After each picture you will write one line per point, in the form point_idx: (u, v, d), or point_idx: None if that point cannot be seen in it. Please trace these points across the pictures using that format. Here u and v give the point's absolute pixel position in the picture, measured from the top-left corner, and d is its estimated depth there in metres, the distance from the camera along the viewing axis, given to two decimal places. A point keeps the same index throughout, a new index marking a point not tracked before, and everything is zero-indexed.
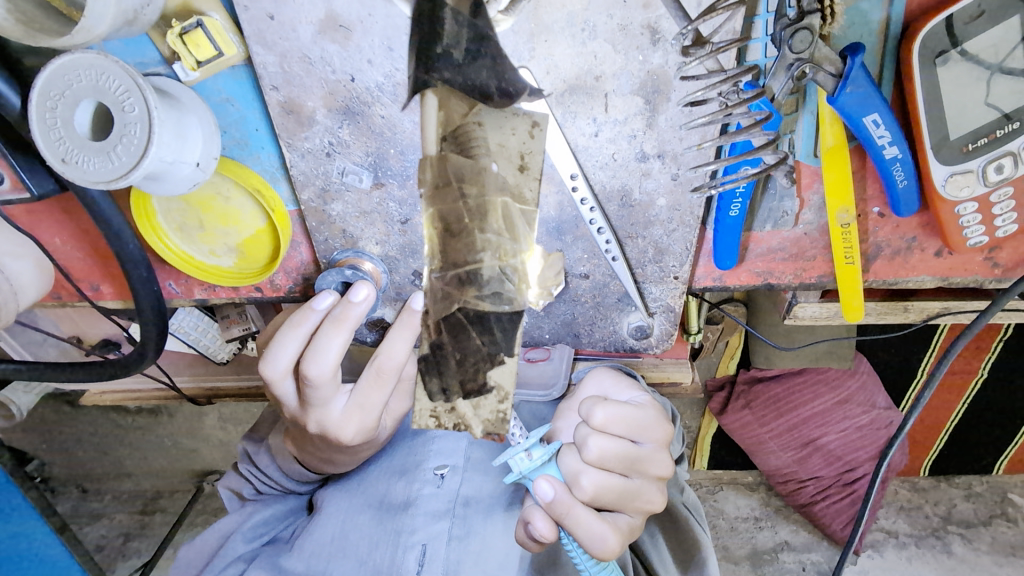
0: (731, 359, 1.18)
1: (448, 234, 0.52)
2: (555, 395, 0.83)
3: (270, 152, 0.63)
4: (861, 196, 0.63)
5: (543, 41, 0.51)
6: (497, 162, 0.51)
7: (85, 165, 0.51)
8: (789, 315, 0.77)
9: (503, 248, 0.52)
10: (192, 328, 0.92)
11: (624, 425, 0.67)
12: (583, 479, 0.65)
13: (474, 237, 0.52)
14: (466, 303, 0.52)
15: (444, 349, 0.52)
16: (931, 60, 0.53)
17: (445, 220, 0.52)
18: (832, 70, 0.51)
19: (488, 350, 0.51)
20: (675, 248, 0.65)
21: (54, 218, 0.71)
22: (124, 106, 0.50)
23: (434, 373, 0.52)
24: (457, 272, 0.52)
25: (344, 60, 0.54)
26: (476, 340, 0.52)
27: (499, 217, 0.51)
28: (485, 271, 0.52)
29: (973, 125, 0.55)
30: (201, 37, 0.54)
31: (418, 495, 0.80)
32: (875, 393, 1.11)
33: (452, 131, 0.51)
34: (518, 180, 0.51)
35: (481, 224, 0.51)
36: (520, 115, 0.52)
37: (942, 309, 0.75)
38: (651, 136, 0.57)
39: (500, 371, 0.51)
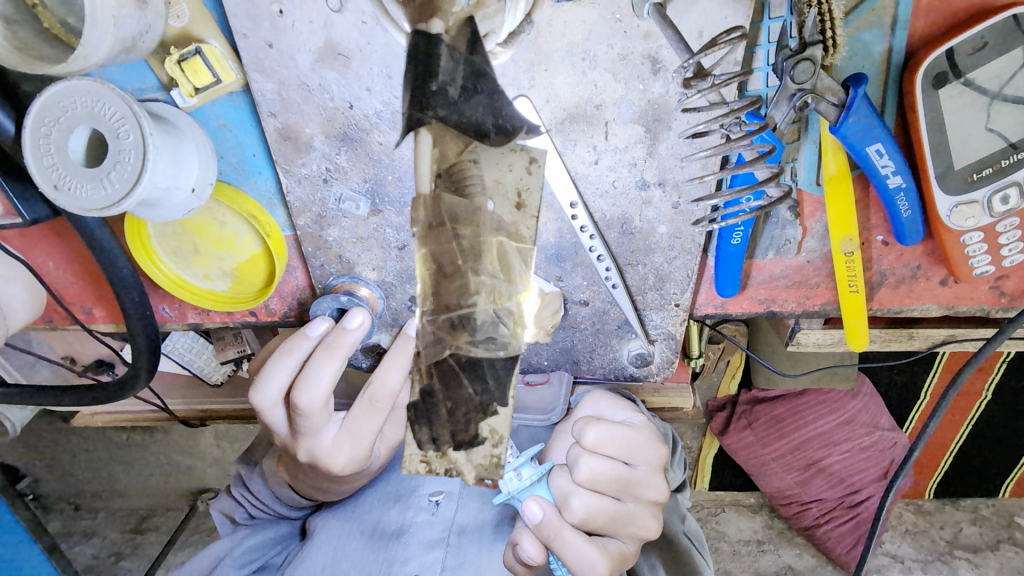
0: (731, 380, 1.17)
1: (439, 275, 0.43)
2: (555, 420, 0.78)
3: (267, 177, 0.63)
4: (865, 224, 0.62)
5: (542, 70, 0.51)
6: (494, 200, 0.42)
7: (78, 193, 0.50)
8: (792, 342, 0.76)
9: (499, 290, 0.43)
10: (187, 349, 0.91)
11: (617, 445, 0.65)
12: (574, 501, 0.64)
13: (467, 280, 0.43)
14: (458, 349, 0.44)
15: (434, 396, 0.45)
16: (935, 90, 0.52)
17: (438, 262, 0.43)
18: (834, 100, 0.51)
19: (481, 400, 0.45)
20: (676, 275, 0.64)
21: (47, 241, 0.70)
22: (119, 133, 0.50)
23: (423, 423, 0.45)
24: (450, 316, 0.44)
25: (343, 88, 0.53)
26: (469, 388, 0.45)
27: (494, 258, 0.43)
28: (479, 316, 0.43)
29: (978, 155, 0.54)
30: (199, 64, 0.54)
31: (412, 522, 0.78)
32: (879, 414, 1.10)
33: (444, 161, 0.41)
34: (515, 218, 0.42)
35: (474, 267, 0.43)
36: (518, 150, 0.42)
37: (948, 337, 0.73)
38: (652, 164, 0.56)
39: (496, 416, 0.45)
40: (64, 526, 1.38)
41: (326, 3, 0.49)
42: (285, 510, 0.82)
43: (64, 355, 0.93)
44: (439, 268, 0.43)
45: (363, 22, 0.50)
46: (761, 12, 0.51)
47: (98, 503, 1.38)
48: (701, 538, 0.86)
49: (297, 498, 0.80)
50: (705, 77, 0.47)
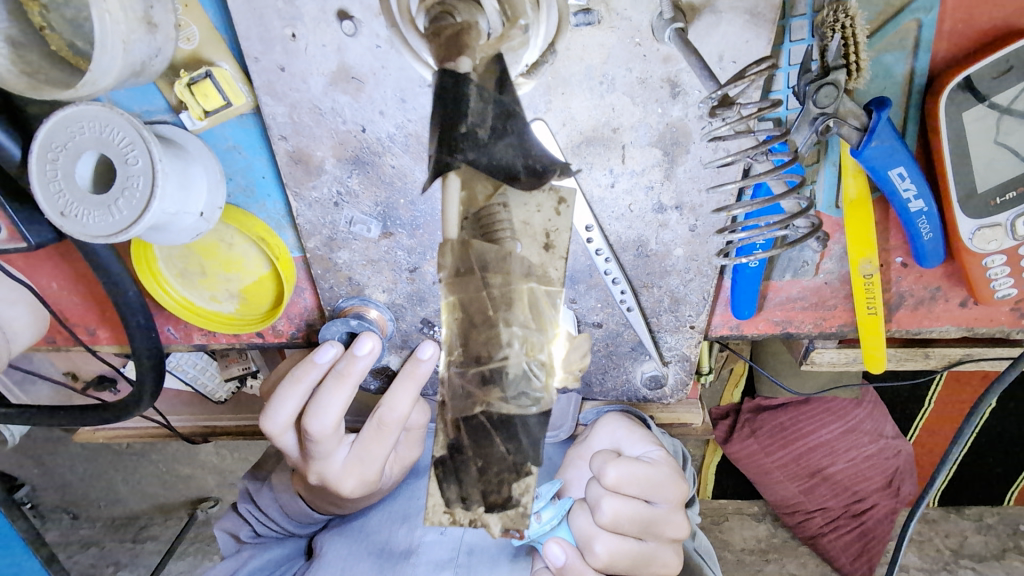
0: (735, 388, 1.18)
1: (468, 325, 0.42)
2: (563, 437, 0.81)
3: (276, 200, 0.61)
4: (884, 246, 0.61)
5: (559, 94, 0.50)
6: (522, 242, 0.41)
7: (86, 220, 0.49)
8: (806, 361, 0.78)
9: (531, 341, 0.43)
10: (191, 366, 0.92)
11: (638, 485, 0.63)
12: (597, 545, 0.63)
13: (497, 331, 0.42)
14: (490, 406, 0.43)
15: (463, 453, 0.44)
16: (957, 115, 0.51)
17: (468, 314, 0.42)
18: (857, 124, 0.50)
19: (514, 459, 0.44)
20: (692, 297, 0.63)
21: (51, 262, 0.69)
22: (128, 158, 0.49)
23: (452, 482, 0.44)
24: (480, 370, 0.43)
25: (356, 111, 0.52)
26: (501, 446, 0.44)
27: (525, 306, 0.42)
28: (511, 369, 0.42)
29: (1000, 179, 0.53)
30: (210, 87, 0.53)
31: (420, 542, 0.77)
32: (884, 423, 1.08)
33: (472, 206, 0.40)
34: (544, 260, 0.42)
35: (505, 316, 0.42)
36: (547, 190, 0.41)
37: (965, 355, 0.71)
38: (669, 187, 0.55)
39: (530, 476, 0.44)
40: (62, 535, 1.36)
41: (340, 27, 0.48)
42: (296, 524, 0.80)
43: (65, 372, 0.92)
44: (468, 318, 0.42)
45: (377, 45, 0.49)
46: (783, 34, 0.50)
47: (97, 511, 1.36)
48: (712, 557, 0.85)
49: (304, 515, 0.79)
50: (731, 106, 0.46)
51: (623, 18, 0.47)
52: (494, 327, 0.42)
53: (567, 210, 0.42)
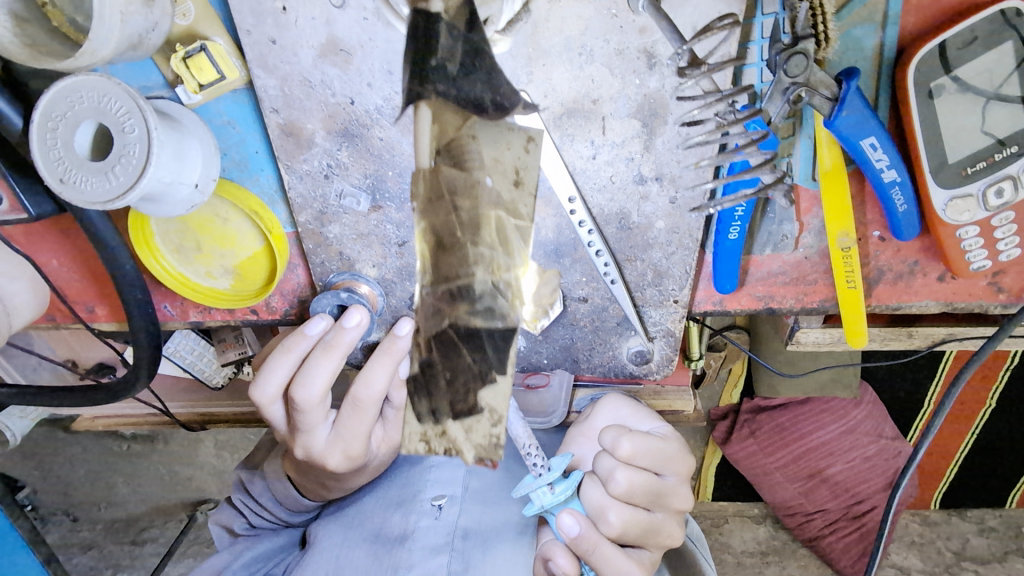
0: (733, 389, 1.17)
1: (438, 247, 0.44)
2: (555, 421, 0.90)
3: (269, 174, 0.63)
4: (861, 219, 0.63)
5: (540, 65, 0.52)
6: (492, 176, 0.43)
7: (83, 186, 0.51)
8: (792, 341, 0.81)
9: (498, 263, 0.45)
10: (188, 351, 0.95)
11: (650, 456, 0.66)
12: (611, 515, 0.64)
13: (466, 252, 0.44)
14: (457, 320, 0.45)
15: (433, 367, 0.46)
16: (927, 85, 0.53)
17: (437, 235, 0.44)
18: (828, 94, 0.52)
19: (480, 369, 0.46)
20: (674, 271, 0.64)
21: (51, 238, 0.71)
22: (125, 127, 0.51)
23: (422, 395, 0.46)
24: (448, 287, 0.45)
25: (344, 84, 0.54)
26: (468, 358, 0.46)
27: (493, 231, 0.44)
28: (477, 286, 0.45)
29: (971, 149, 0.55)
30: (204, 60, 0.55)
31: (414, 528, 0.78)
32: (882, 423, 1.10)
33: (442, 136, 0.42)
34: (513, 195, 0.43)
35: (473, 239, 0.43)
36: (516, 129, 0.44)
37: (948, 334, 0.78)
38: (649, 159, 0.57)
39: (493, 391, 0.45)
40: (63, 537, 1.35)
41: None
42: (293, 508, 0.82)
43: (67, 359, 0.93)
44: (436, 240, 0.44)
45: (364, 17, 0.51)
46: (755, 8, 0.51)
47: (96, 514, 1.36)
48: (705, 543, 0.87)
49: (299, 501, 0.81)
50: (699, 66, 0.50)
51: None
52: (461, 249, 0.44)
53: (536, 149, 0.44)
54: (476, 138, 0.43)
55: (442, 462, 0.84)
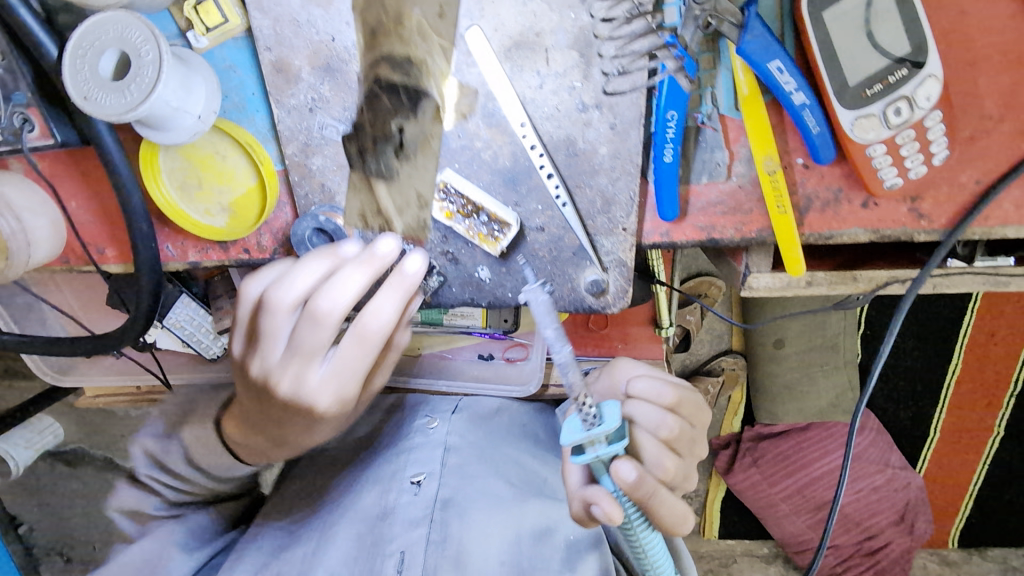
0: (734, 416, 1.46)
1: (371, 36, 0.66)
2: (531, 388, 1.13)
3: (262, 115, 0.73)
4: (784, 147, 0.70)
5: (490, 3, 0.65)
6: (421, 5, 0.65)
7: (103, 101, 0.61)
8: (745, 287, 0.85)
9: (418, 51, 0.67)
10: (187, 323, 0.99)
11: (688, 407, 0.80)
12: (663, 457, 0.74)
13: (394, 34, 0.66)
14: (379, 76, 0.68)
15: (362, 125, 0.70)
16: (820, 15, 0.62)
17: (371, 25, 0.66)
18: (734, 20, 0.62)
19: (396, 111, 0.69)
20: (620, 197, 0.71)
21: (73, 181, 0.80)
22: (142, 53, 0.61)
23: (353, 141, 0.70)
24: (375, 56, 0.67)
25: (327, 23, 0.66)
26: (387, 103, 0.69)
27: (414, 26, 0.66)
28: (398, 53, 0.67)
29: (867, 72, 0.63)
30: (213, 6, 0.67)
31: (398, 504, 0.99)
32: (887, 455, 1.38)
33: None
34: (438, 22, 0.66)
35: (398, 26, 0.66)
36: None
37: (890, 278, 0.83)
38: (588, 87, 0.66)
39: (401, 122, 0.69)
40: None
41: None
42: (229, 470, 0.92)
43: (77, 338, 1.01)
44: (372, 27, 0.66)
45: None
46: None
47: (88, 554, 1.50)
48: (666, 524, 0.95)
49: (232, 465, 0.91)
50: None
51: None
52: (390, 33, 0.66)
53: None
54: None
55: (421, 446, 1.06)
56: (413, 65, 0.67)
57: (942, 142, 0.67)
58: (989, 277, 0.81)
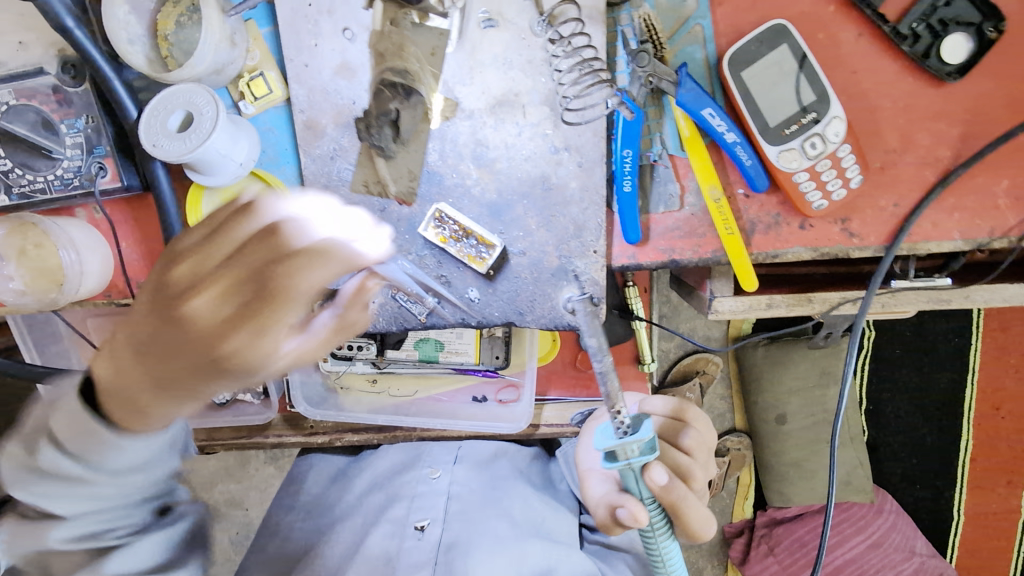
0: (744, 499, 1.52)
1: (377, 58, 0.81)
2: (521, 424, 1.17)
3: (291, 166, 0.87)
4: (727, 180, 0.84)
5: (478, 72, 0.81)
6: (416, 45, 0.81)
7: (168, 147, 0.76)
8: (712, 311, 0.95)
9: (416, 75, 0.81)
10: None
11: (706, 429, 0.94)
12: (688, 470, 0.89)
13: (398, 61, 0.81)
14: (382, 80, 0.81)
15: (369, 116, 0.82)
16: (740, 72, 0.78)
17: (379, 49, 0.81)
18: (670, 80, 0.79)
19: (398, 108, 0.82)
20: (590, 224, 0.84)
21: (126, 224, 0.93)
22: (202, 112, 0.77)
23: (364, 129, 0.82)
24: (382, 72, 0.81)
25: (350, 90, 0.82)
26: (392, 104, 0.82)
27: (413, 56, 0.81)
28: (402, 71, 0.81)
29: (784, 115, 0.79)
30: (261, 83, 0.84)
31: (403, 548, 1.08)
32: (913, 539, 1.42)
33: (388, 13, 0.80)
34: (429, 59, 0.81)
35: (401, 56, 0.81)
36: (434, 28, 0.80)
37: (842, 299, 0.92)
38: (558, 134, 0.81)
39: (404, 118, 0.82)
40: None
41: (344, 37, 0.81)
42: (133, 461, 0.59)
43: None
44: (379, 55, 0.81)
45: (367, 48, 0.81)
46: (614, 22, 0.81)
47: None
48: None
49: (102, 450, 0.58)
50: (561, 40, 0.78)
51: (512, 23, 0.80)
52: (395, 59, 0.81)
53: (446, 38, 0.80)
54: (409, 16, 0.80)
55: (425, 494, 1.14)
56: (409, 75, 0.81)
57: (855, 169, 0.80)
58: (931, 295, 0.90)
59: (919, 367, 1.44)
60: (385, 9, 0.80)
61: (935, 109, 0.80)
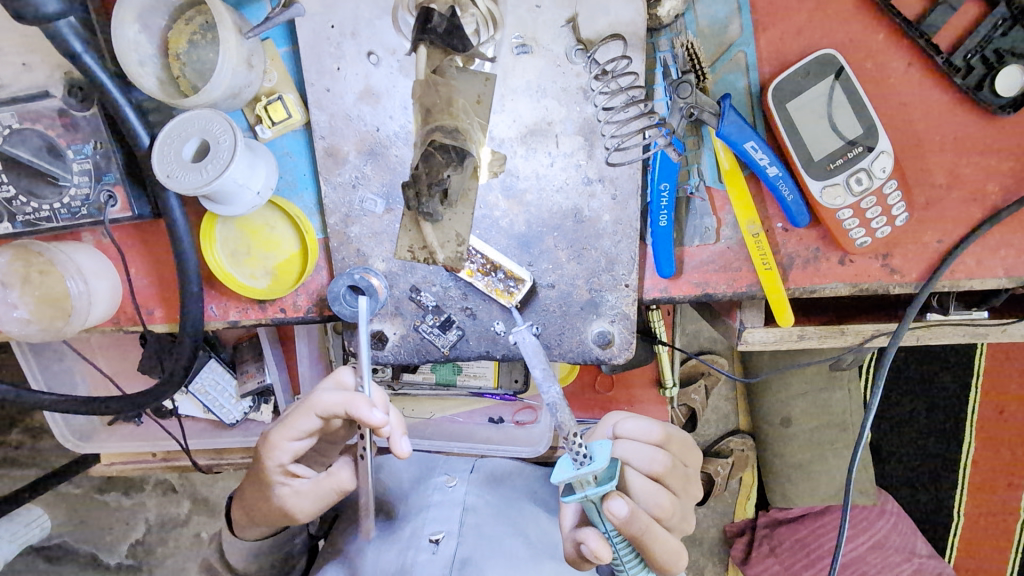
0: (747, 500, 1.46)
1: (425, 113, 0.72)
2: (541, 448, 1.14)
3: (310, 192, 0.84)
4: (765, 213, 0.81)
5: (510, 99, 0.77)
6: (463, 95, 0.73)
7: (184, 179, 0.72)
8: (742, 341, 0.90)
9: (467, 129, 0.73)
10: (211, 388, 1.10)
11: (675, 447, 0.88)
12: (656, 497, 0.81)
13: (447, 115, 0.72)
14: (433, 139, 0.72)
15: (418, 174, 0.74)
16: (784, 104, 0.75)
17: (424, 103, 0.72)
18: (713, 111, 0.75)
19: (450, 165, 0.72)
20: (623, 257, 0.80)
21: (135, 249, 0.89)
22: (220, 140, 0.72)
23: (411, 188, 0.75)
24: (432, 128, 0.72)
25: (374, 116, 0.78)
26: (440, 160, 0.72)
27: (462, 109, 0.73)
28: (450, 128, 0.72)
29: (829, 149, 0.75)
30: (280, 106, 0.80)
31: (415, 562, 1.00)
32: (914, 540, 1.36)
33: (434, 63, 0.70)
34: (477, 108, 0.75)
35: (450, 110, 0.72)
36: (479, 74, 0.74)
37: (875, 331, 0.89)
38: (592, 165, 0.78)
39: (457, 177, 0.74)
40: None
41: (368, 61, 0.77)
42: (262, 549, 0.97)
43: None
44: (425, 109, 0.72)
45: (392, 72, 0.77)
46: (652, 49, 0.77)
47: None
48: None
49: None
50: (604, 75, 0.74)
51: (546, 49, 0.75)
52: (444, 113, 0.72)
53: (491, 84, 0.75)
54: (455, 67, 0.72)
55: (440, 504, 1.06)
56: (459, 134, 0.72)
57: (902, 206, 0.77)
58: (967, 329, 0.88)
59: (932, 388, 1.43)
60: (432, 61, 0.70)
61: (985, 144, 0.78)
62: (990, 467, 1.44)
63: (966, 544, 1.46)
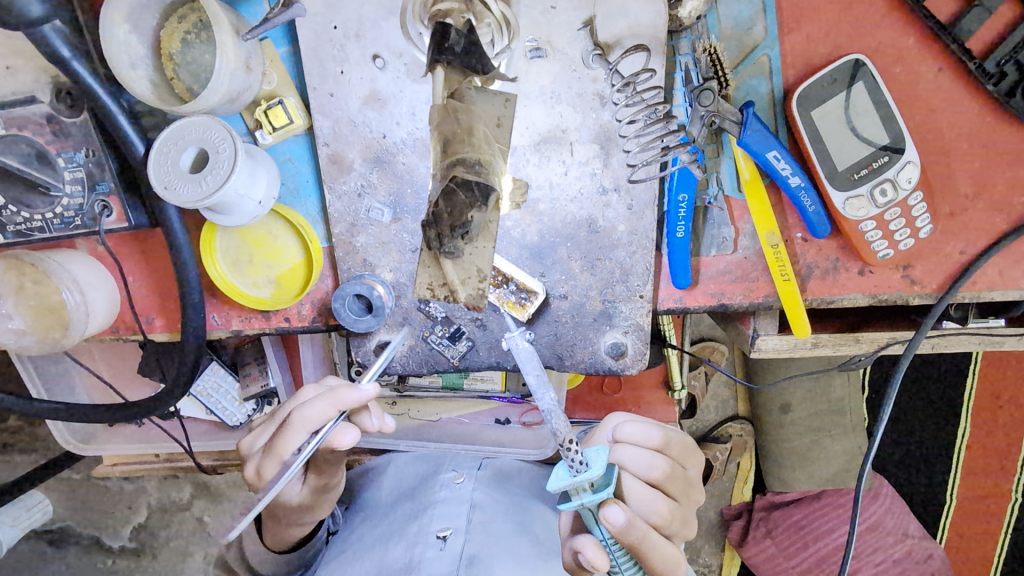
0: (744, 484, 1.44)
1: (443, 142, 0.60)
2: (548, 451, 1.10)
3: (314, 200, 0.81)
4: (784, 222, 0.79)
5: (523, 106, 0.73)
6: (483, 119, 0.63)
7: (182, 190, 0.68)
8: (754, 348, 0.88)
9: (490, 159, 0.61)
10: (214, 388, 1.07)
11: (677, 449, 0.87)
12: (655, 503, 0.80)
13: (466, 140, 0.60)
14: (455, 174, 0.59)
15: (438, 210, 0.60)
16: (808, 112, 0.72)
17: (442, 132, 0.60)
18: (734, 119, 0.73)
19: (474, 202, 0.60)
20: (637, 268, 0.78)
21: (133, 257, 0.86)
22: (219, 150, 0.69)
23: (431, 228, 0.61)
24: (450, 160, 0.60)
25: (380, 123, 0.75)
26: (463, 197, 0.59)
27: (481, 133, 0.61)
28: (470, 156, 0.60)
29: (854, 159, 0.73)
30: (280, 111, 0.76)
31: (422, 558, 0.97)
32: (907, 522, 1.37)
33: (450, 87, 0.60)
34: (498, 132, 0.64)
35: (469, 135, 0.60)
36: (497, 94, 0.65)
37: (890, 339, 0.87)
38: (608, 174, 0.75)
39: (482, 215, 0.61)
40: None
41: (374, 64, 0.73)
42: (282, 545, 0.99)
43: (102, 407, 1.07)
44: (444, 138, 0.60)
45: (398, 76, 0.73)
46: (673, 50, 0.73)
47: None
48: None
49: None
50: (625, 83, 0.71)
51: (562, 53, 0.71)
52: (463, 139, 0.60)
53: (511, 106, 0.65)
54: (474, 90, 0.62)
55: (446, 500, 1.05)
56: (483, 166, 0.60)
57: (926, 218, 0.75)
58: (984, 338, 0.86)
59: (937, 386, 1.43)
60: (449, 85, 0.61)
61: (1013, 153, 0.75)
62: (989, 459, 1.45)
63: (963, 534, 1.47)
